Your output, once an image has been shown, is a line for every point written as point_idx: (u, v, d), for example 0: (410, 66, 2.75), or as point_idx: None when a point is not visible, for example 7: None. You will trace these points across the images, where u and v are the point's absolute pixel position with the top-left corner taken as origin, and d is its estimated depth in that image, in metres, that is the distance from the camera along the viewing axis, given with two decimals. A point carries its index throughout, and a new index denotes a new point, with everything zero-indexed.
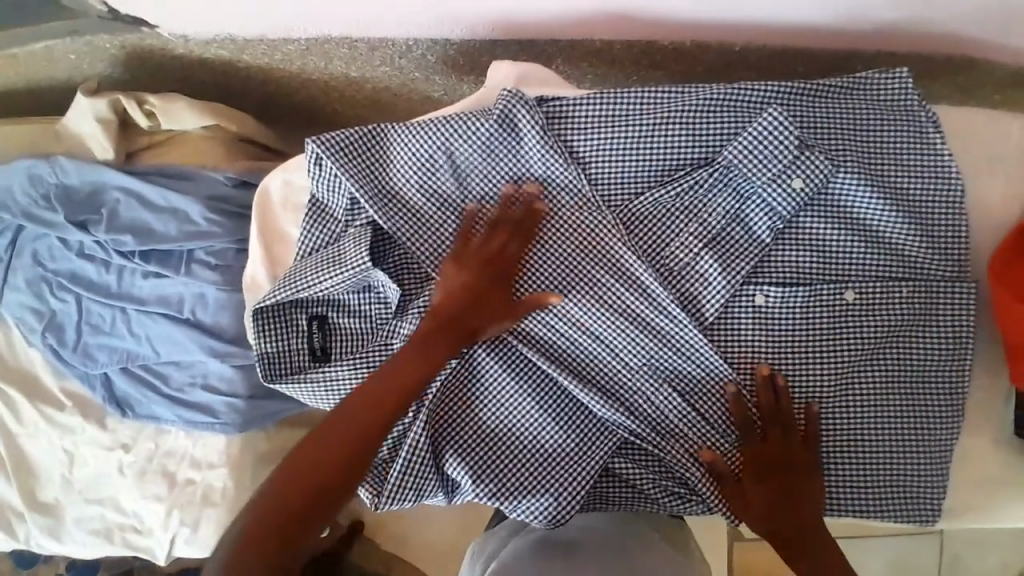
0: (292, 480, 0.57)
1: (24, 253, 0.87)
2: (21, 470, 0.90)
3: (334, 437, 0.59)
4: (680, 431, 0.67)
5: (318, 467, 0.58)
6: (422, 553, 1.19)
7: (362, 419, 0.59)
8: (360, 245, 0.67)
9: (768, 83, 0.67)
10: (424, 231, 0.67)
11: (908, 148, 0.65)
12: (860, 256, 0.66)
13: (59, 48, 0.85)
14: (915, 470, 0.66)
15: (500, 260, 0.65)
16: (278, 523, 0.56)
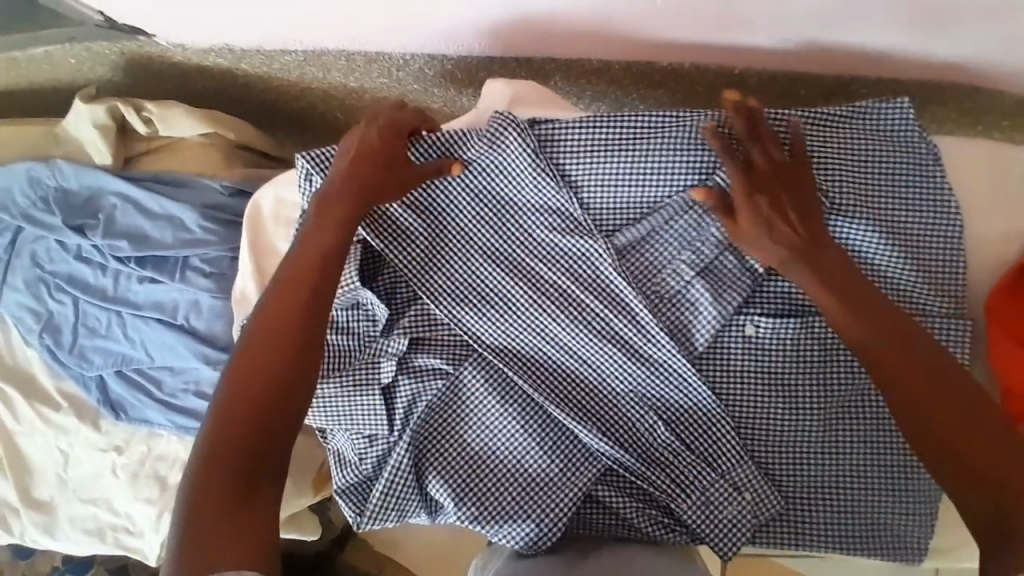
0: (222, 429, 0.58)
1: (23, 253, 0.88)
2: (18, 467, 0.91)
3: (250, 370, 0.60)
4: (665, 460, 0.67)
5: (243, 401, 0.59)
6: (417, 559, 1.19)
7: (266, 356, 0.60)
8: (348, 264, 0.68)
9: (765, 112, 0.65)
10: (411, 248, 0.68)
11: (912, 182, 0.63)
12: None
13: (60, 54, 0.86)
14: (900, 507, 0.66)
15: (380, 139, 0.65)
16: (224, 483, 0.55)
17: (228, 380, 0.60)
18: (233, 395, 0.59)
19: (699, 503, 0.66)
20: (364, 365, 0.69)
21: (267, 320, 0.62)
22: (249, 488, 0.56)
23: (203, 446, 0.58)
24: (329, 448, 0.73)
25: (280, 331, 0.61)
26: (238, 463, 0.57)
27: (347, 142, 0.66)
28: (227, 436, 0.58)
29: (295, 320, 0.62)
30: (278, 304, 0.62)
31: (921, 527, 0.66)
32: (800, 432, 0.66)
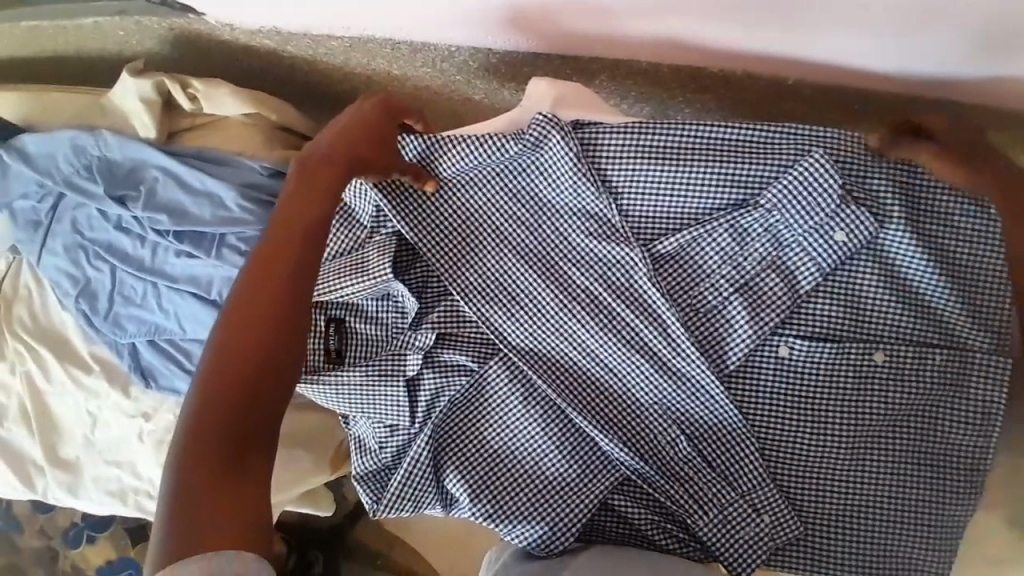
0: (210, 390, 0.59)
1: (63, 220, 0.90)
2: (47, 425, 0.94)
3: (238, 335, 0.62)
4: (685, 474, 0.66)
5: (232, 365, 0.61)
6: (436, 549, 1.22)
7: (253, 324, 0.63)
8: (383, 254, 0.68)
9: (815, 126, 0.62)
10: (446, 243, 0.68)
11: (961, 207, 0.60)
12: (896, 318, 0.62)
13: (110, 25, 0.87)
14: (921, 541, 0.65)
15: (361, 118, 0.75)
16: (213, 445, 0.57)
17: (218, 345, 0.62)
18: (220, 359, 0.61)
19: (717, 521, 0.66)
20: (390, 356, 0.69)
21: (257, 285, 0.65)
22: (239, 452, 0.58)
23: (191, 409, 0.59)
24: (351, 433, 0.74)
25: (269, 297, 0.64)
26: (226, 425, 0.58)
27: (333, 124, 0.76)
28: (214, 399, 0.59)
29: (286, 287, 0.65)
30: (267, 271, 0.66)
31: (942, 564, 0.65)
32: (823, 458, 0.65)
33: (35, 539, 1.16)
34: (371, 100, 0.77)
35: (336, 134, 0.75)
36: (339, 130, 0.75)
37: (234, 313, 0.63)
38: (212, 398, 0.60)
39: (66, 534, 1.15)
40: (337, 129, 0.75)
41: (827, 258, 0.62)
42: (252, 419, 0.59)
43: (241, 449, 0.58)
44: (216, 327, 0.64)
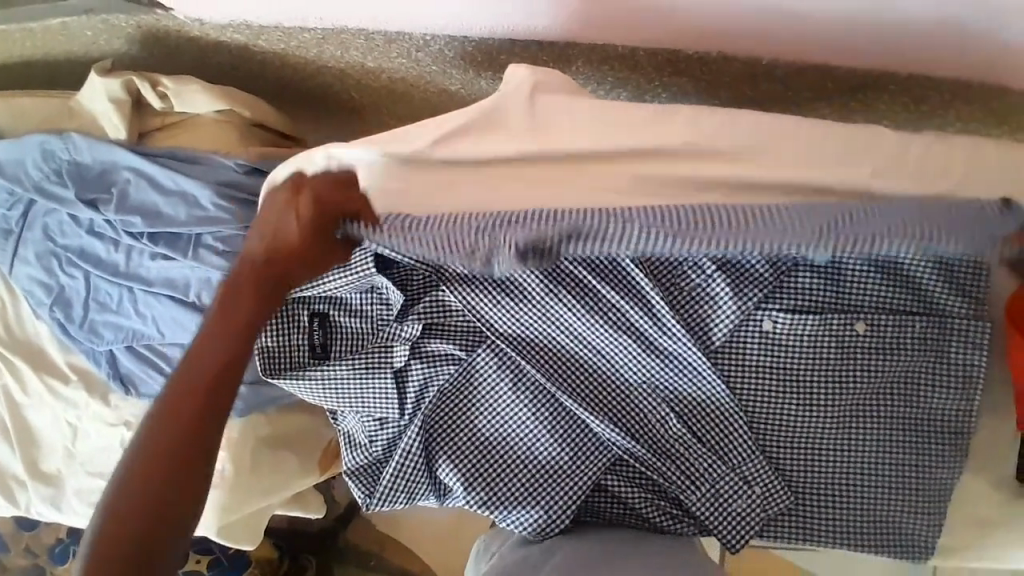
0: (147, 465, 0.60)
1: (35, 226, 0.88)
2: (26, 440, 0.92)
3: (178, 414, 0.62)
4: (676, 451, 0.67)
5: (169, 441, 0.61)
6: (434, 551, 1.24)
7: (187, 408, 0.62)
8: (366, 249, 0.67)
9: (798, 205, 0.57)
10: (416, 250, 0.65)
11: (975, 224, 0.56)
12: (876, 289, 0.63)
13: (76, 25, 0.85)
14: (909, 505, 0.66)
15: (303, 205, 0.65)
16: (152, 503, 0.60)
17: (158, 413, 0.62)
18: (163, 430, 0.61)
19: (707, 495, 0.67)
20: (379, 349, 0.68)
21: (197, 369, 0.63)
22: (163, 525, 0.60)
23: (134, 449, 0.61)
24: (339, 429, 0.73)
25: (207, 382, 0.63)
26: (165, 481, 0.60)
27: (273, 207, 0.66)
28: (158, 450, 0.61)
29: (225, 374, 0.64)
30: (214, 346, 0.64)
31: (932, 529, 0.66)
32: (811, 429, 0.66)
33: (20, 558, 1.13)
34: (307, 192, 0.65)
35: (276, 230, 0.66)
36: (280, 228, 0.65)
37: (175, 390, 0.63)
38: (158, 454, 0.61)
39: (52, 551, 1.13)
40: (279, 224, 0.65)
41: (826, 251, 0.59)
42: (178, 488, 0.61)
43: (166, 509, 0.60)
44: (172, 374, 0.64)
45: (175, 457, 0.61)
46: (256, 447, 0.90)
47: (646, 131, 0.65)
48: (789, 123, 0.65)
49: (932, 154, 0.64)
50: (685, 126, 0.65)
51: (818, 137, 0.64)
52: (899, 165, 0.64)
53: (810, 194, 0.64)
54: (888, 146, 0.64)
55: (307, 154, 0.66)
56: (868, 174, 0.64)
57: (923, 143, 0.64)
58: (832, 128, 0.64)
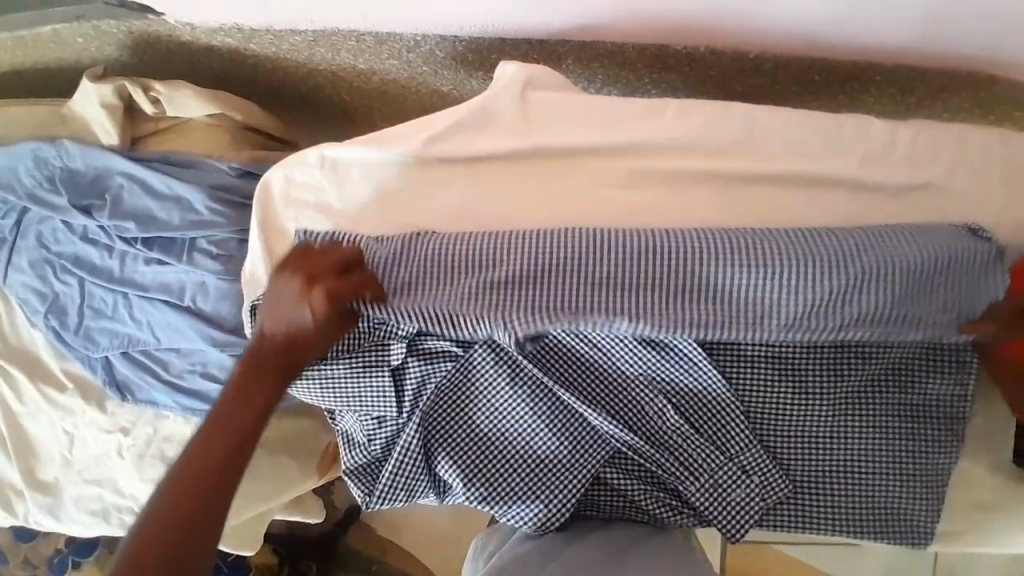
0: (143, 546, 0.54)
1: (28, 234, 0.88)
2: (23, 449, 0.92)
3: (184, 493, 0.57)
4: (674, 442, 0.67)
5: (176, 520, 0.55)
6: (435, 552, 1.24)
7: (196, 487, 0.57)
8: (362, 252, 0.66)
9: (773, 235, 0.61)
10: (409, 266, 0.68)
11: (958, 265, 0.60)
12: None
13: (67, 32, 0.85)
14: (907, 491, 0.66)
15: (308, 286, 0.61)
16: None
17: (168, 489, 0.57)
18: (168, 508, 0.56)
19: (707, 486, 0.67)
20: (375, 347, 0.68)
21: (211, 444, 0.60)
22: None
23: (139, 524, 0.55)
24: (337, 429, 0.73)
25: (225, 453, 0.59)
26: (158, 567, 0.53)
27: (275, 287, 0.63)
28: (161, 526, 0.55)
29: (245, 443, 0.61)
30: (232, 413, 0.61)
31: (930, 514, 0.67)
32: (809, 421, 0.66)
33: (18, 569, 1.13)
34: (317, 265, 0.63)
35: (281, 312, 0.62)
36: (284, 311, 0.62)
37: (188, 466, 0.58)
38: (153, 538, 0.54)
39: (50, 562, 1.12)
40: (283, 306, 0.62)
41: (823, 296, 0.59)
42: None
43: None
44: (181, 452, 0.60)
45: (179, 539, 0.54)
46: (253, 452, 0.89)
47: (635, 126, 0.66)
48: (777, 114, 0.65)
49: (920, 142, 0.65)
50: (674, 119, 0.66)
51: (806, 130, 0.65)
52: (886, 154, 0.65)
53: (800, 184, 0.65)
54: (875, 135, 0.65)
55: (298, 157, 0.70)
56: (856, 163, 0.65)
57: (910, 131, 0.65)
58: (820, 119, 0.65)
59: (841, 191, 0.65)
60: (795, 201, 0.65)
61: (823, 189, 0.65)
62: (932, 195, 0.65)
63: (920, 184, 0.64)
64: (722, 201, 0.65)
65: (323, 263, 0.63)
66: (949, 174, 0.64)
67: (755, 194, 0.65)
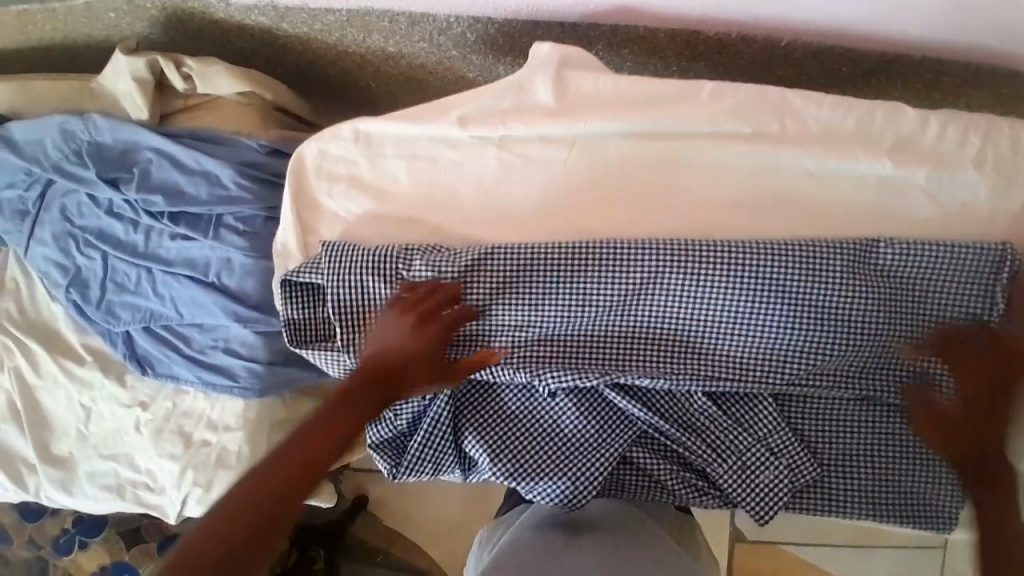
0: (222, 516, 0.57)
1: (52, 207, 0.88)
2: (38, 424, 0.91)
3: (272, 478, 0.60)
4: (701, 427, 0.67)
5: (257, 503, 0.58)
6: (439, 538, 1.24)
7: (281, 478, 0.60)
8: (411, 258, 0.66)
9: (784, 247, 0.62)
10: (428, 285, 0.65)
11: (964, 292, 0.62)
12: (894, 281, 0.62)
13: (99, 6, 0.86)
14: (934, 478, 0.66)
15: (418, 330, 0.64)
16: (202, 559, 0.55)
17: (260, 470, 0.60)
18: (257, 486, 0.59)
19: (734, 469, 0.66)
20: None
21: (308, 443, 0.62)
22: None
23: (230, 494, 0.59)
24: None
25: (285, 485, 0.60)
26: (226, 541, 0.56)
27: (383, 317, 0.65)
28: (241, 501, 0.58)
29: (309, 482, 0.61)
30: (330, 421, 0.63)
31: (952, 498, 0.67)
32: (834, 410, 0.66)
33: (23, 549, 1.12)
34: (429, 301, 0.64)
35: (393, 340, 0.64)
36: (391, 348, 0.64)
37: (279, 456, 0.61)
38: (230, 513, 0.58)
39: (57, 542, 1.11)
40: (394, 346, 0.64)
41: (830, 340, 0.62)
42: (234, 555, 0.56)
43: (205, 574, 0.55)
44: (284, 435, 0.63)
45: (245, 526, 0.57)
46: (272, 430, 0.88)
47: (669, 106, 0.67)
48: (809, 100, 0.66)
49: (947, 131, 0.66)
50: (707, 101, 0.67)
51: (835, 113, 0.66)
52: (913, 141, 0.66)
53: (831, 168, 0.65)
54: (904, 124, 0.66)
55: (334, 129, 0.71)
56: (885, 150, 0.66)
57: (938, 120, 0.66)
58: (851, 106, 0.66)
59: (871, 176, 0.65)
60: (825, 185, 0.66)
61: (853, 174, 0.66)
62: (961, 184, 0.65)
63: (949, 172, 0.65)
64: (753, 186, 0.66)
65: (438, 300, 0.64)
66: (978, 162, 0.65)
67: (786, 177, 0.66)
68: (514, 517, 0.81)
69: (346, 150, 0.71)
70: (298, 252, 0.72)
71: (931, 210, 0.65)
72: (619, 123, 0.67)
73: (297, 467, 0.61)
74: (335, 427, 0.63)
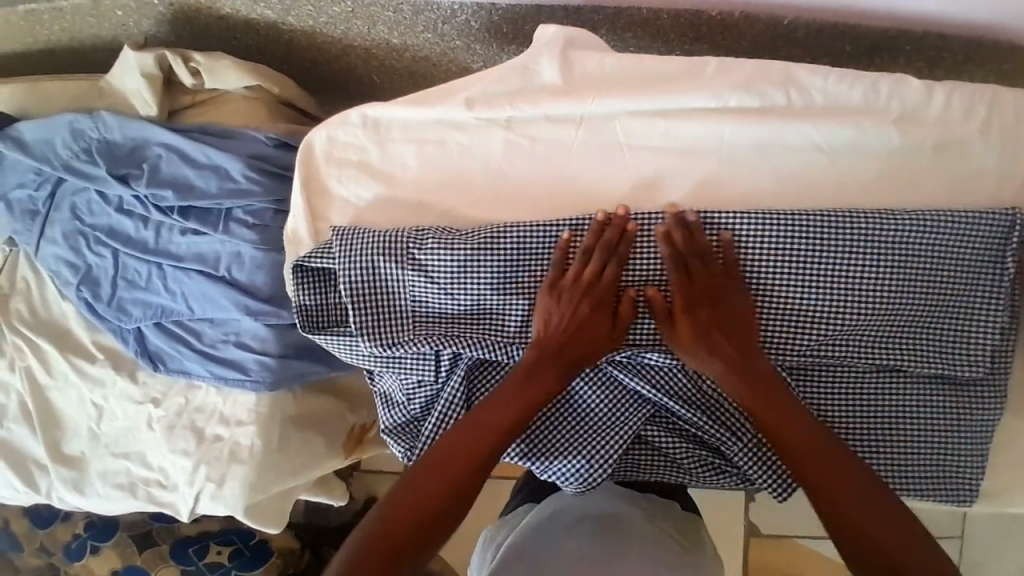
0: (425, 482, 0.63)
1: (62, 207, 0.88)
2: (49, 424, 0.91)
3: (462, 445, 0.63)
4: (718, 406, 0.66)
5: (451, 467, 0.63)
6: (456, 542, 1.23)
7: (467, 449, 0.63)
8: (423, 238, 0.66)
9: (796, 219, 0.62)
10: (438, 264, 0.65)
11: (978, 257, 0.62)
12: (914, 252, 0.62)
13: (107, 4, 0.87)
14: (958, 451, 0.65)
15: (572, 303, 0.63)
16: (413, 516, 0.62)
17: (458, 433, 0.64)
18: (446, 456, 0.63)
19: (751, 445, 0.65)
20: (413, 319, 0.67)
21: (489, 416, 0.63)
22: (398, 550, 0.61)
23: (432, 457, 0.64)
24: (376, 390, 0.72)
25: (450, 468, 0.63)
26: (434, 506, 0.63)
27: (546, 288, 0.64)
28: (438, 470, 0.63)
29: (464, 486, 0.63)
30: (512, 397, 0.63)
31: (972, 470, 0.66)
32: (855, 385, 0.65)
33: (35, 557, 1.11)
34: (595, 258, 0.63)
35: (556, 312, 0.63)
36: (552, 323, 0.63)
37: (470, 427, 0.63)
38: (431, 475, 0.63)
39: (68, 547, 1.10)
40: (554, 321, 0.63)
41: (846, 310, 0.62)
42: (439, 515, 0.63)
43: (419, 531, 0.62)
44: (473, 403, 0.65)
45: (443, 490, 0.63)
46: (283, 425, 0.89)
47: (675, 83, 0.67)
48: (815, 73, 0.66)
49: (955, 102, 0.65)
50: (715, 76, 0.67)
51: (841, 86, 0.66)
52: (922, 113, 0.66)
53: (841, 139, 0.65)
54: (912, 94, 0.66)
55: (342, 115, 0.71)
56: (893, 121, 0.65)
57: (946, 89, 0.66)
58: (858, 77, 0.66)
59: (881, 148, 0.65)
60: (836, 160, 0.66)
61: (863, 147, 0.65)
62: (971, 154, 0.65)
63: (957, 143, 0.65)
64: (764, 162, 0.66)
65: (599, 255, 0.63)
66: (986, 132, 0.65)
67: (795, 151, 0.66)
68: (519, 517, 0.80)
69: (355, 136, 0.71)
70: (307, 240, 0.72)
71: (942, 182, 0.65)
72: (627, 102, 0.67)
73: (477, 442, 0.63)
74: (525, 398, 0.63)
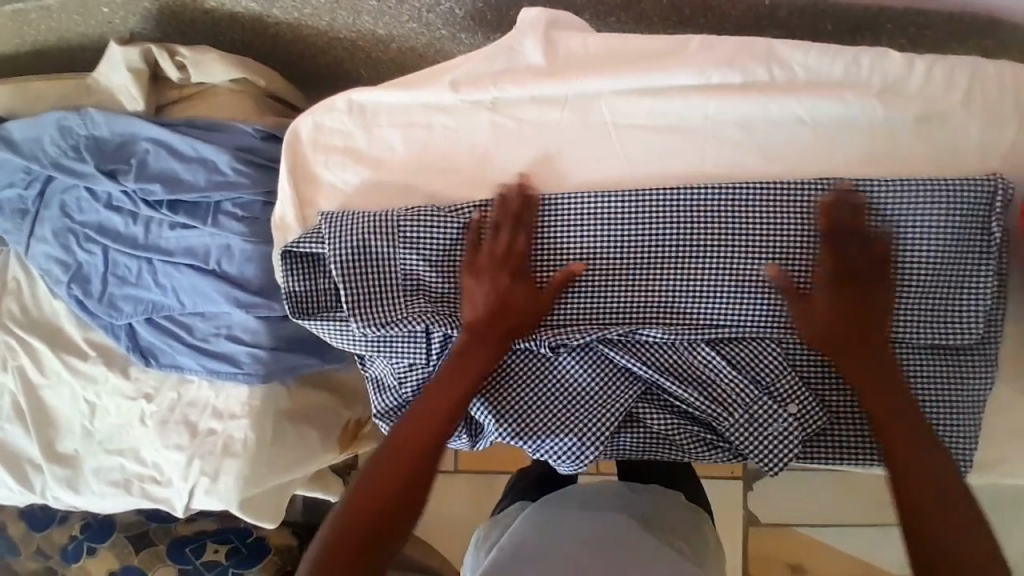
0: (387, 469, 0.63)
1: (51, 205, 0.88)
2: (43, 423, 0.90)
3: (416, 429, 0.64)
4: (710, 380, 0.65)
5: (409, 451, 0.63)
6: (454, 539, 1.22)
7: (420, 433, 0.64)
8: (411, 216, 0.66)
9: (760, 191, 0.64)
10: (427, 242, 0.66)
11: (964, 222, 0.62)
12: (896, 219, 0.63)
13: (93, 1, 0.87)
14: (954, 418, 0.65)
15: (492, 274, 0.64)
16: (374, 506, 0.62)
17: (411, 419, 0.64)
18: (400, 442, 0.64)
19: (743, 421, 0.65)
20: (406, 296, 0.66)
21: (436, 397, 0.64)
22: (365, 544, 0.60)
23: (389, 445, 0.64)
24: (368, 375, 0.72)
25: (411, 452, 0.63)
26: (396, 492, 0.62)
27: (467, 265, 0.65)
28: (397, 456, 0.63)
29: (421, 468, 0.63)
30: (456, 375, 0.64)
31: (968, 439, 0.65)
32: None
33: (31, 561, 1.10)
34: (506, 228, 0.65)
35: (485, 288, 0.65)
36: (476, 301, 0.65)
37: (419, 410, 0.64)
38: (391, 463, 0.63)
39: (65, 550, 1.09)
40: (478, 296, 0.64)
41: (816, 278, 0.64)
42: (398, 501, 0.62)
43: (386, 521, 0.61)
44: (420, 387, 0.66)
45: (403, 475, 0.63)
46: (277, 419, 0.88)
47: (658, 61, 0.67)
48: (797, 47, 0.67)
49: (937, 73, 0.66)
50: (697, 52, 0.67)
51: (822, 59, 0.66)
52: (904, 85, 0.66)
53: (824, 112, 0.66)
54: (895, 66, 0.66)
55: (327, 102, 0.72)
56: (876, 93, 0.66)
57: (928, 61, 0.66)
58: (839, 51, 0.66)
59: (865, 120, 0.65)
60: (820, 133, 0.66)
61: (847, 119, 0.66)
62: (955, 124, 0.65)
63: (941, 113, 0.65)
64: (748, 137, 0.66)
65: (504, 227, 0.65)
66: (969, 102, 0.65)
67: (779, 125, 0.66)
68: (511, 517, 0.80)
69: (341, 122, 0.71)
70: (296, 227, 0.72)
71: (927, 152, 0.65)
72: (609, 80, 0.67)
73: (428, 424, 0.64)
74: (466, 375, 0.64)
